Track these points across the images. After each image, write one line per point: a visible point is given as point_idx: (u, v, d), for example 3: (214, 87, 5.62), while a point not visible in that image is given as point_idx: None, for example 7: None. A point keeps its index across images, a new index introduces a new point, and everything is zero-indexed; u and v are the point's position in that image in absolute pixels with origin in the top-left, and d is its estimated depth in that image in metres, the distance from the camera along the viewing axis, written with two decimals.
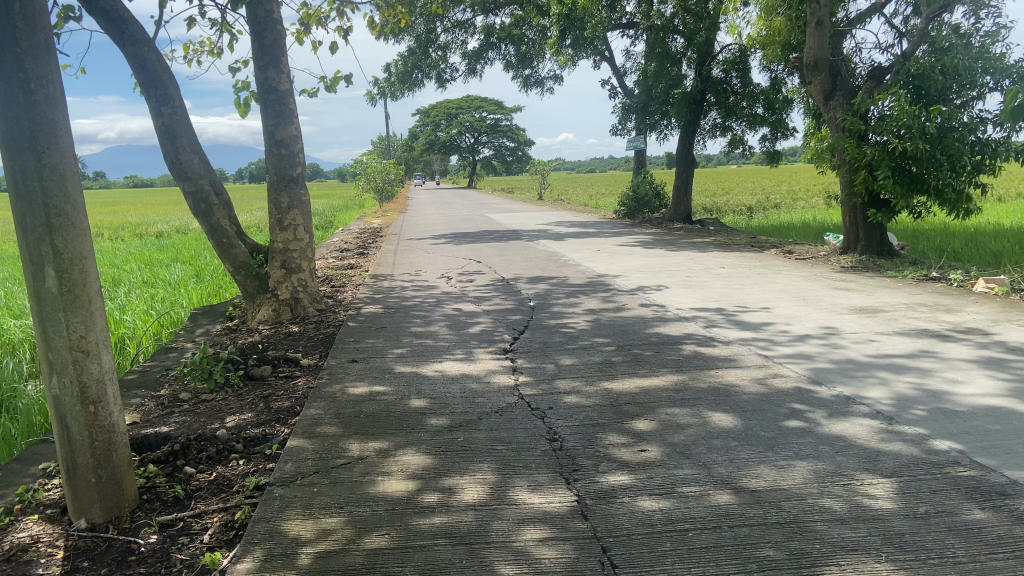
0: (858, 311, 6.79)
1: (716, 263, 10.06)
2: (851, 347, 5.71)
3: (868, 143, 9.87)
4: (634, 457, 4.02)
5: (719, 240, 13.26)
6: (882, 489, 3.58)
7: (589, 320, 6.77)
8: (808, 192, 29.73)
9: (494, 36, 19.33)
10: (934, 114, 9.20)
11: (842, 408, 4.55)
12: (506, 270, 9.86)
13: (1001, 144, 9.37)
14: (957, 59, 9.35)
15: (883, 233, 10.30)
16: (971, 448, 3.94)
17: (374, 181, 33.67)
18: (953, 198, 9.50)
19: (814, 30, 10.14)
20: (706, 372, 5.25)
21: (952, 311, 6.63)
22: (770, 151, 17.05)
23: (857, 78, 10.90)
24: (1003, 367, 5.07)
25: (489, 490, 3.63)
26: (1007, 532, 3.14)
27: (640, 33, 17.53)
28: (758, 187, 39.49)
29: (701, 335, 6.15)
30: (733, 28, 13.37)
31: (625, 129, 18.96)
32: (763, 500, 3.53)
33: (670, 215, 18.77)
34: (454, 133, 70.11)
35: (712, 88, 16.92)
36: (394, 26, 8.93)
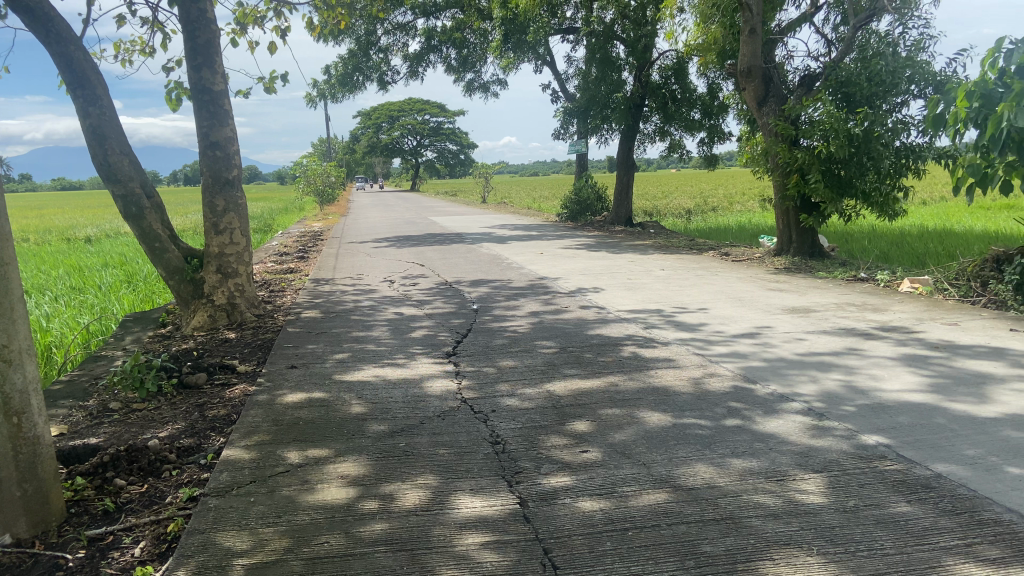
0: (791, 311, 6.99)
1: (655, 265, 10.21)
2: (784, 346, 5.88)
3: (799, 147, 10.16)
4: (574, 459, 4.06)
5: (659, 243, 13.47)
6: (814, 484, 3.69)
7: (531, 323, 6.80)
8: (744, 196, 30.39)
9: (435, 39, 19.27)
10: (861, 120, 9.53)
11: (775, 406, 4.68)
12: (449, 274, 9.84)
13: (923, 149, 9.77)
14: (883, 66, 9.72)
15: (815, 235, 10.60)
16: (897, 442, 4.10)
17: (314, 184, 33.21)
18: (881, 201, 9.84)
19: (747, 38, 10.39)
20: (645, 373, 5.33)
21: (880, 310, 6.88)
22: (708, 155, 17.39)
23: (789, 85, 11.22)
24: (926, 364, 5.29)
25: (430, 495, 3.62)
26: (932, 524, 3.27)
27: (580, 38, 17.69)
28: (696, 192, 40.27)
29: (642, 336, 6.25)
30: (671, 35, 13.61)
31: (567, 133, 19.11)
32: (701, 497, 3.60)
33: (612, 218, 18.97)
34: (397, 136, 69.55)
35: (652, 93, 17.18)
36: (333, 27, 8.83)
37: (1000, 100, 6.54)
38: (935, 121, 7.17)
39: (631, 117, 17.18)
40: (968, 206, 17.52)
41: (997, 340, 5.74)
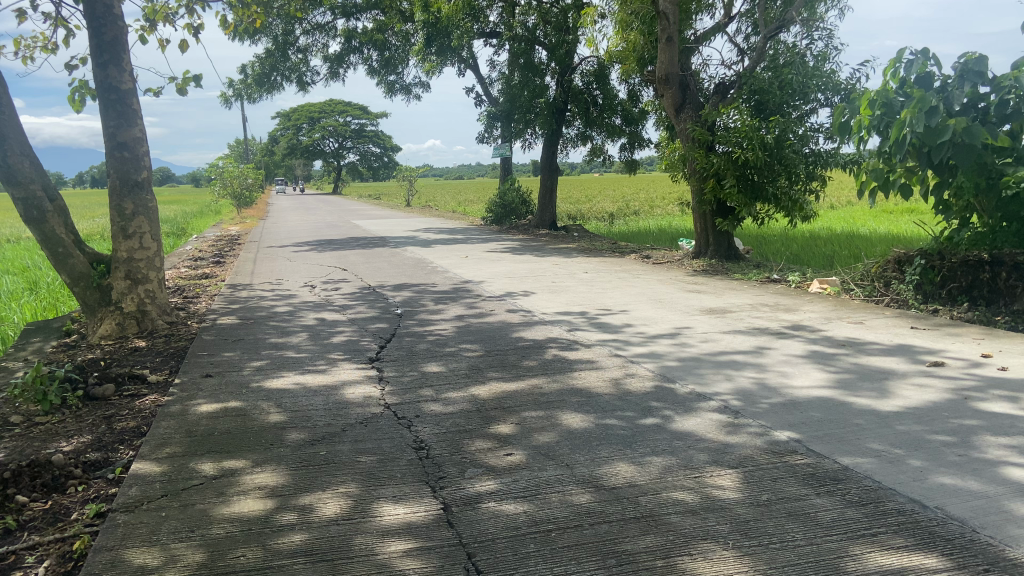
0: (709, 312, 7.20)
1: (579, 268, 10.34)
2: (701, 346, 6.04)
3: (715, 153, 10.47)
4: (498, 462, 4.07)
5: (581, 246, 13.65)
6: (729, 480, 3.80)
7: (455, 327, 6.79)
8: (663, 200, 31.10)
9: (356, 40, 19.03)
10: (773, 127, 9.92)
11: (693, 405, 4.80)
12: (372, 278, 9.72)
13: (830, 156, 10.26)
14: (794, 75, 10.10)
15: (731, 239, 10.94)
16: (807, 437, 4.26)
17: (231, 187, 32.24)
18: (789, 205, 10.21)
19: (664, 46, 10.64)
20: (568, 375, 5.39)
21: (791, 310, 7.16)
22: (629, 161, 17.73)
23: (704, 92, 11.57)
24: (833, 361, 5.53)
25: (351, 504, 3.56)
26: (839, 515, 3.41)
27: (503, 42, 17.77)
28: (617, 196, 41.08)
29: (565, 339, 6.31)
30: (592, 41, 13.81)
31: (491, 137, 19.17)
32: (622, 496, 3.66)
33: (536, 222, 19.12)
34: (319, 137, 68.30)
35: (575, 98, 17.45)
36: (249, 26, 8.61)
37: (900, 108, 6.88)
38: (841, 129, 7.51)
39: (554, 121, 17.27)
40: (871, 210, 18.42)
41: (898, 337, 6.05)
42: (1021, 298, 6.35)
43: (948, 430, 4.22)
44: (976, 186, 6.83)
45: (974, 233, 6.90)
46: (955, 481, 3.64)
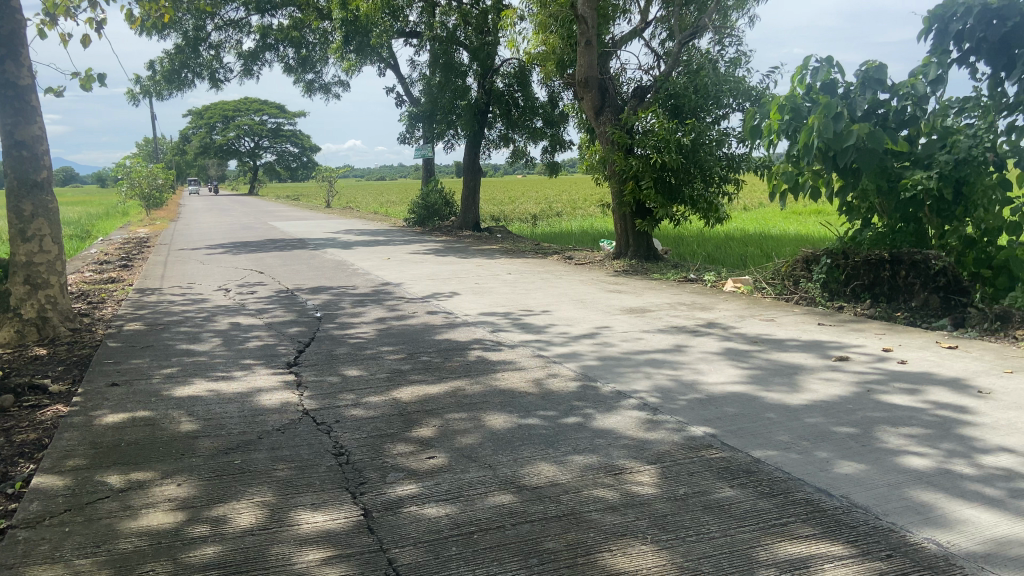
0: (628, 311, 7.33)
1: (501, 269, 10.37)
2: (621, 345, 6.14)
3: (633, 155, 10.67)
4: (419, 465, 4.03)
5: (504, 247, 13.69)
6: (648, 476, 3.88)
7: (376, 329, 6.70)
8: (583, 201, 31.49)
9: (271, 37, 18.58)
10: (689, 130, 10.20)
11: (614, 403, 4.88)
12: (291, 281, 9.50)
13: (742, 159, 10.62)
14: (707, 80, 10.49)
15: (650, 240, 11.18)
16: (722, 431, 4.39)
17: (139, 187, 30.92)
18: (705, 207, 10.52)
19: (583, 49, 10.81)
20: (490, 376, 5.40)
21: (707, 308, 7.38)
22: (550, 163, 17.91)
23: (622, 95, 11.79)
24: (746, 357, 5.72)
25: (268, 513, 3.47)
26: (752, 506, 3.52)
27: (423, 42, 17.67)
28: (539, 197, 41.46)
29: (488, 340, 6.32)
30: (512, 43, 13.83)
31: (413, 138, 19.04)
32: (544, 495, 3.69)
33: (458, 223, 19.09)
34: (234, 136, 66.33)
35: (496, 99, 17.51)
36: (157, 21, 8.28)
37: (806, 114, 7.17)
38: (752, 133, 7.78)
39: (475, 124, 17.38)
40: (781, 211, 19.16)
41: (807, 333, 6.31)
42: (917, 296, 6.78)
43: (853, 421, 4.42)
44: (877, 189, 7.09)
45: (875, 233, 7.26)
46: (859, 470, 3.82)
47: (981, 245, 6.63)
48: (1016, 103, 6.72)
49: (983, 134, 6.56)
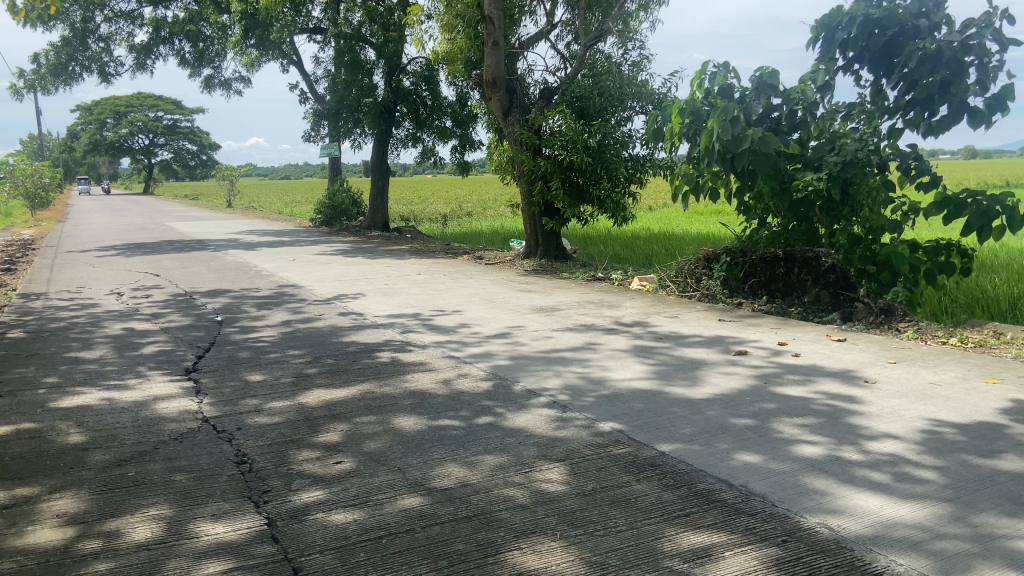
0: (538, 310, 7.40)
1: (411, 269, 10.28)
2: (531, 344, 6.19)
3: (542, 156, 10.79)
4: (326, 471, 3.94)
5: (414, 247, 13.59)
6: (557, 473, 3.92)
7: (282, 332, 6.52)
8: (492, 201, 31.57)
9: (166, 30, 17.83)
10: (595, 132, 10.39)
11: (524, 401, 4.91)
12: (190, 283, 9.14)
13: (646, 160, 10.90)
14: (611, 82, 10.72)
15: (559, 239, 11.32)
16: (629, 427, 4.48)
17: (21, 186, 29.00)
18: (612, 207, 10.75)
19: (490, 49, 10.88)
20: (400, 378, 5.34)
21: (614, 306, 7.53)
22: (460, 162, 17.88)
23: (530, 96, 11.91)
24: (652, 353, 5.87)
25: (165, 526, 3.31)
26: (658, 499, 3.61)
27: (328, 39, 17.35)
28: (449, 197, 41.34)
29: (398, 341, 6.25)
30: (418, 42, 13.80)
31: (318, 136, 18.66)
32: (453, 496, 3.67)
33: (367, 223, 18.83)
34: (128, 133, 63.23)
35: (403, 99, 17.27)
36: (41, 11, 7.80)
37: (705, 118, 7.43)
38: (654, 135, 7.99)
39: (382, 122, 17.23)
40: (684, 211, 19.77)
41: (709, 329, 6.53)
42: (809, 291, 7.17)
43: (751, 413, 4.60)
44: (772, 190, 7.39)
45: (771, 233, 7.63)
46: (757, 460, 3.97)
47: (867, 242, 7.05)
48: (895, 108, 7.16)
49: (867, 137, 6.92)
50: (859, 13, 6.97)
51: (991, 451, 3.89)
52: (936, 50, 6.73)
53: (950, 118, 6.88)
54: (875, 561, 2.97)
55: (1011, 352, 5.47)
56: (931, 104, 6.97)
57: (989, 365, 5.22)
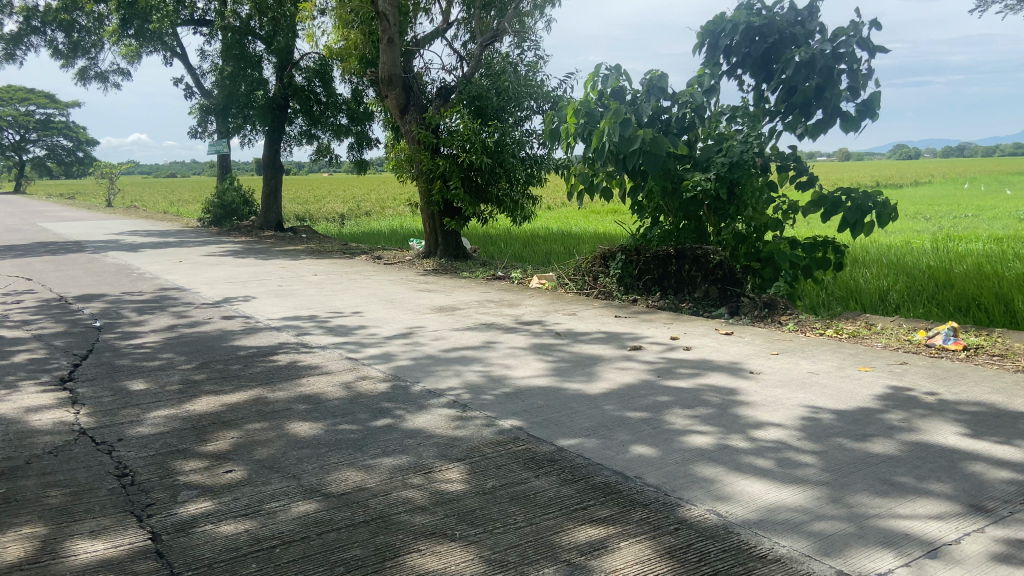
0: (438, 310, 7.37)
1: (307, 271, 10.03)
2: (431, 343, 6.15)
3: (440, 155, 10.75)
4: (215, 481, 3.78)
5: (309, 248, 13.26)
6: (456, 473, 3.90)
7: (168, 338, 6.22)
8: (391, 201, 31.16)
9: (34, 18, 16.72)
10: (492, 131, 10.43)
11: (423, 402, 4.87)
12: (66, 288, 8.58)
13: (543, 160, 11.05)
14: (508, 83, 10.78)
15: (458, 239, 11.31)
16: (528, 424, 4.52)
17: None
18: (512, 206, 10.85)
19: (386, 46, 10.75)
20: (296, 382, 5.19)
21: (514, 305, 7.59)
22: (358, 161, 17.55)
23: (427, 95, 11.84)
24: (551, 350, 5.94)
25: (36, 546, 3.09)
26: (556, 494, 3.65)
27: (215, 32, 16.71)
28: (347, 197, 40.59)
29: (293, 344, 6.08)
30: (309, 36, 13.49)
31: (206, 132, 17.95)
32: (350, 501, 3.59)
33: (259, 223, 18.24)
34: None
35: (294, 95, 16.75)
36: None
37: (599, 119, 7.58)
38: (551, 135, 8.10)
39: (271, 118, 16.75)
40: (580, 210, 20.16)
41: (606, 326, 6.68)
42: (698, 287, 7.44)
43: (645, 406, 4.73)
44: (663, 189, 7.61)
45: (663, 231, 7.84)
46: (650, 451, 4.09)
47: (751, 240, 7.42)
48: (775, 112, 7.53)
49: (751, 140, 7.24)
50: (740, 20, 7.29)
51: (864, 435, 4.14)
52: (811, 57, 7.11)
53: (825, 122, 7.31)
54: (760, 544, 3.11)
55: (881, 342, 5.86)
56: (807, 108, 7.37)
57: (862, 354, 5.57)
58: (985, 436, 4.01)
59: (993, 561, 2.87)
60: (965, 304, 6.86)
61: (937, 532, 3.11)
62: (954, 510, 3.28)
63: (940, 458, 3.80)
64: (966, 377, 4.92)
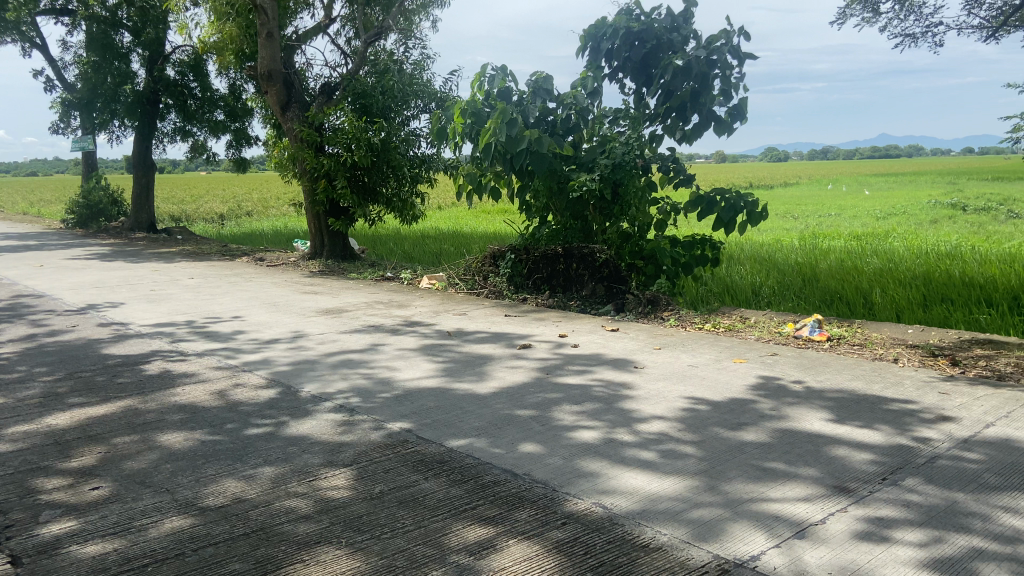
0: (324, 312, 7.19)
1: (184, 274, 9.56)
2: (317, 347, 5.99)
3: (324, 154, 10.51)
4: (79, 499, 3.53)
5: (187, 250, 12.66)
6: (342, 479, 3.81)
7: (27, 348, 5.77)
8: (275, 201, 30.15)
9: None
10: (377, 130, 10.27)
11: (308, 408, 4.74)
12: None
13: (430, 159, 11.02)
14: (394, 82, 10.63)
15: (345, 239, 11.11)
16: (417, 426, 4.48)
17: None
18: (400, 206, 10.80)
19: (264, 41, 10.43)
20: (171, 391, 4.93)
21: (403, 306, 7.51)
22: (237, 159, 16.93)
23: (310, 92, 11.55)
24: (440, 351, 5.92)
25: None
26: (445, 495, 3.63)
27: (78, 22, 15.69)
28: (228, 197, 39.03)
29: (168, 351, 5.78)
30: (182, 28, 12.89)
31: (69, 127, 16.85)
32: (230, 513, 3.44)
33: (130, 224, 17.28)
34: None
35: (167, 89, 16.08)
36: None
37: (486, 118, 7.58)
38: (438, 134, 8.05)
39: (141, 114, 15.91)
40: (469, 211, 20.22)
41: (495, 325, 6.71)
42: (586, 284, 7.65)
43: (534, 404, 4.78)
44: (549, 189, 7.72)
45: (550, 230, 7.94)
46: (538, 448, 4.13)
47: (635, 239, 7.65)
48: (654, 115, 7.78)
49: (633, 142, 7.44)
50: (621, 25, 7.51)
51: (739, 424, 4.34)
52: (686, 63, 7.40)
53: (700, 126, 7.62)
54: (643, 534, 3.19)
55: (754, 334, 6.17)
56: (684, 112, 7.66)
57: (737, 346, 5.85)
58: (847, 421, 4.29)
59: (854, 538, 3.06)
60: (830, 298, 7.34)
61: (804, 513, 3.29)
62: (820, 492, 3.49)
63: (807, 443, 4.04)
64: (830, 365, 5.25)
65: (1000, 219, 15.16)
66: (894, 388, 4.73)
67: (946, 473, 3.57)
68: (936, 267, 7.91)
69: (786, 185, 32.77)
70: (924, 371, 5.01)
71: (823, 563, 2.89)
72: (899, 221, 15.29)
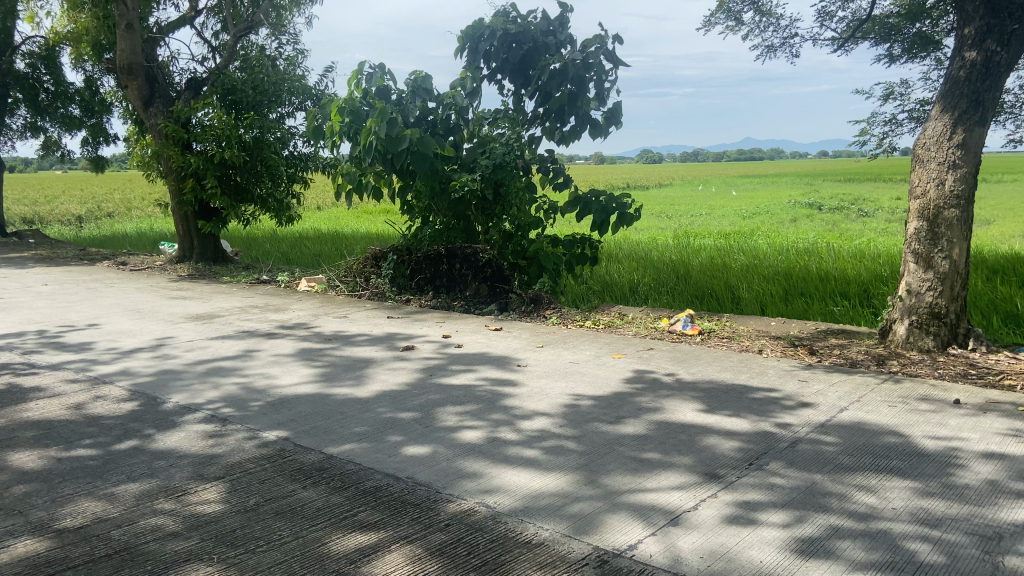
0: (194, 319, 6.83)
1: (35, 281, 8.86)
2: (185, 356, 5.68)
3: (192, 152, 10.02)
4: None
5: (39, 255, 11.75)
6: (215, 492, 3.63)
7: None
8: (139, 202, 28.44)
9: None
10: (249, 127, 9.90)
11: (176, 419, 4.49)
12: None
13: (306, 158, 10.75)
14: (264, 76, 10.27)
15: (216, 241, 10.67)
16: (294, 433, 4.33)
17: None
18: (276, 206, 10.49)
19: (124, 32, 9.77)
20: (20, 407, 4.54)
21: (280, 310, 7.26)
22: (95, 158, 15.84)
23: (176, 86, 10.98)
24: (319, 355, 5.76)
25: None
26: (324, 504, 3.52)
27: None
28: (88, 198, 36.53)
29: (16, 364, 5.32)
30: (30, 17, 11.93)
31: None
32: (89, 535, 3.20)
33: None
34: None
35: (16, 83, 14.80)
36: None
37: (365, 117, 7.47)
38: (314, 133, 7.84)
39: None
40: (350, 212, 19.87)
41: (376, 327, 6.60)
42: (469, 285, 7.67)
43: (416, 406, 4.73)
44: (431, 189, 7.66)
45: (433, 231, 7.88)
46: (421, 450, 4.09)
47: (517, 239, 7.66)
48: (534, 117, 7.89)
49: (512, 142, 7.48)
50: (498, 27, 7.56)
51: (618, 418, 4.47)
52: (563, 66, 7.54)
53: (578, 128, 7.79)
54: (525, 530, 3.22)
55: (632, 330, 6.37)
56: (562, 114, 7.82)
57: (615, 342, 6.02)
58: (717, 410, 4.50)
59: (724, 523, 3.21)
60: (702, 294, 7.68)
61: (678, 501, 3.42)
62: (692, 480, 3.63)
63: (680, 433, 4.20)
64: (701, 358, 5.49)
65: (851, 217, 16.38)
66: (759, 378, 5.00)
67: (806, 456, 3.81)
68: (796, 263, 8.43)
69: (660, 185, 34.62)
70: (786, 361, 5.32)
71: (695, 548, 3.01)
72: (763, 220, 16.23)
